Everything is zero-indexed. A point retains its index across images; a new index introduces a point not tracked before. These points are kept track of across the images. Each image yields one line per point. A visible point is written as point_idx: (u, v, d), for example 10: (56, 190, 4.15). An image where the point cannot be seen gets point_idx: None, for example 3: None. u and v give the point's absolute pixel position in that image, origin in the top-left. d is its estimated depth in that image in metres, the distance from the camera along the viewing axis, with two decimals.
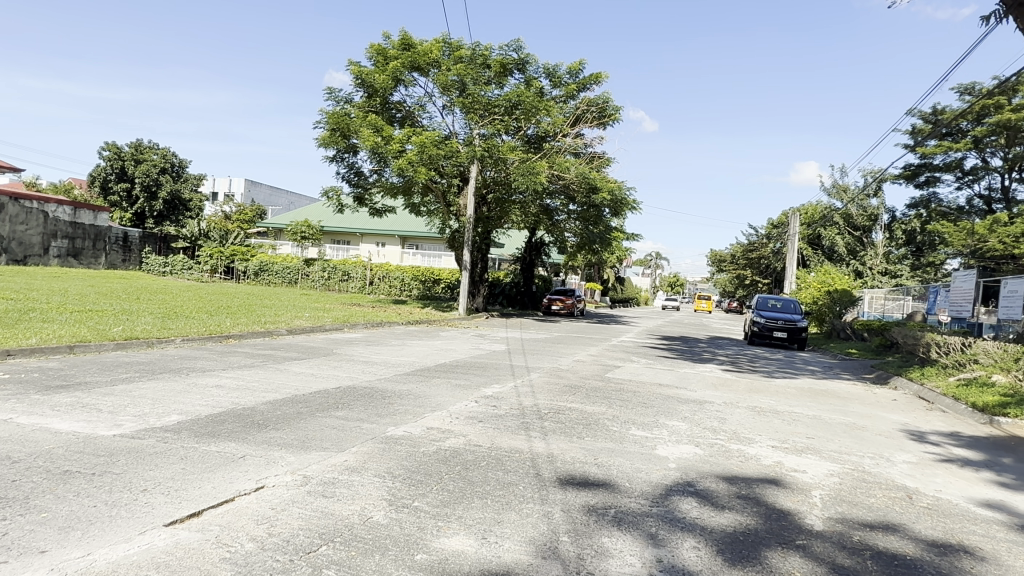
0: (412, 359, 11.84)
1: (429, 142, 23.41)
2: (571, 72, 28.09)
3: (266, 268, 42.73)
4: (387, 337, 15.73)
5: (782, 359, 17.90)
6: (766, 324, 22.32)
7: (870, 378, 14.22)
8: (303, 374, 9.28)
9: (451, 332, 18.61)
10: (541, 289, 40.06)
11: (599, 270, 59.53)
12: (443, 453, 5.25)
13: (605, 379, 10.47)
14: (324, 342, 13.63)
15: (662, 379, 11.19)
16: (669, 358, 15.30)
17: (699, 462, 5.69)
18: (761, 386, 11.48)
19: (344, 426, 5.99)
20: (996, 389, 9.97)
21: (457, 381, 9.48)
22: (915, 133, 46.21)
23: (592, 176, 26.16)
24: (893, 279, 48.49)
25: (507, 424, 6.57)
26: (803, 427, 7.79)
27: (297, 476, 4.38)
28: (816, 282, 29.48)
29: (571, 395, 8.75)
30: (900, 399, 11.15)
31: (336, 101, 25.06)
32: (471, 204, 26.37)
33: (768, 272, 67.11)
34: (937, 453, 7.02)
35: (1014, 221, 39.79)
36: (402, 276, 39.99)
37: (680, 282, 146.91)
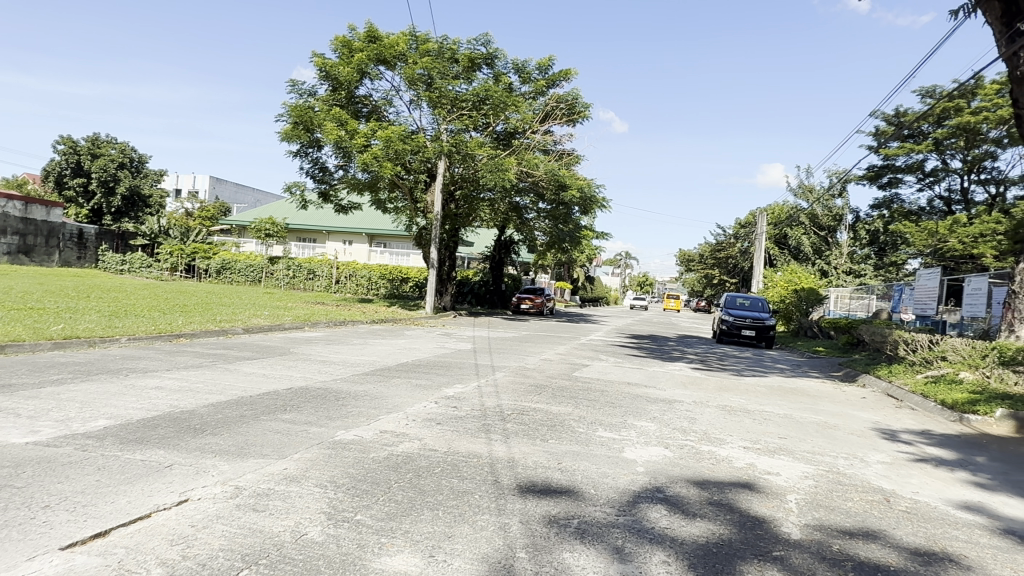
0: (372, 359, 11.38)
1: (395, 136, 22.87)
2: (540, 68, 27.77)
3: (228, 266, 41.67)
4: (349, 336, 15.21)
5: (751, 357, 17.83)
6: (734, 322, 22.27)
7: (838, 376, 14.16)
8: (254, 374, 8.77)
9: (416, 331, 18.14)
10: (510, 288, 39.71)
11: (569, 268, 59.47)
12: (395, 459, 4.85)
13: (571, 378, 10.15)
14: (281, 341, 13.08)
15: (629, 378, 10.92)
16: (637, 356, 15.05)
17: (668, 466, 5.38)
18: (731, 384, 11.26)
19: (289, 431, 5.54)
20: (964, 386, 9.88)
21: (417, 380, 9.07)
22: (878, 134, 46.93)
23: (561, 174, 25.89)
24: (857, 279, 49.24)
25: (467, 427, 6.19)
26: (775, 427, 7.56)
27: (227, 487, 3.95)
28: (783, 281, 29.67)
29: (535, 394, 8.39)
30: (869, 397, 11.04)
31: (300, 94, 24.39)
32: (438, 200, 25.91)
33: (736, 271, 67.71)
34: (911, 453, 6.82)
35: (973, 222, 40.65)
36: (369, 274, 39.30)
37: (649, 281, 148.02)
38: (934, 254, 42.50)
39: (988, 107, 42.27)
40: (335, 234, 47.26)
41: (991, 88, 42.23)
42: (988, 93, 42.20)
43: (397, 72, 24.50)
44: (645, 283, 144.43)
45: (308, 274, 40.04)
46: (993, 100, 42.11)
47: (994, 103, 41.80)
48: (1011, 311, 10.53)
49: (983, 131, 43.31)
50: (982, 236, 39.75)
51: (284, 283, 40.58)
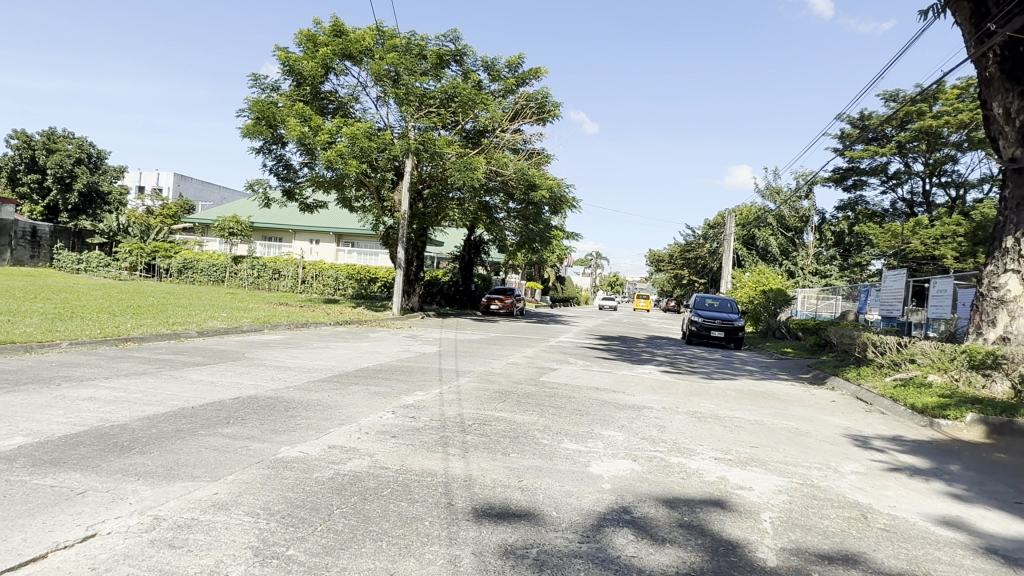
0: (331, 363, 10.90)
1: (360, 133, 22.28)
2: (509, 66, 27.44)
3: (190, 265, 40.55)
4: (310, 339, 14.66)
5: (720, 359, 17.73)
6: (704, 323, 22.20)
7: (807, 378, 14.07)
8: (201, 382, 8.26)
9: (381, 333, 17.65)
10: (480, 288, 39.29)
11: (540, 268, 59.26)
12: (340, 480, 4.44)
13: (537, 384, 9.82)
14: (237, 345, 12.52)
15: (597, 382, 10.63)
16: (606, 359, 14.79)
17: (636, 481, 5.07)
18: (701, 388, 11.04)
19: (227, 447, 5.10)
20: (934, 390, 9.79)
21: (376, 388, 8.64)
22: (843, 137, 47.57)
23: (531, 173, 25.57)
24: (823, 279, 49.90)
25: (424, 440, 5.81)
26: (746, 435, 7.32)
27: (144, 519, 3.51)
28: (751, 282, 29.77)
29: (499, 402, 8.03)
30: (839, 400, 10.92)
31: (262, 89, 23.65)
32: (405, 199, 25.41)
33: (705, 272, 68.17)
34: (884, 461, 6.63)
35: (935, 224, 41.42)
36: (336, 274, 38.56)
37: (619, 282, 148.78)
38: (897, 255, 43.23)
39: (949, 111, 43.12)
40: (301, 233, 46.35)
41: (951, 93, 43.10)
42: (949, 98, 43.06)
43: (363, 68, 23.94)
44: (616, 283, 145.02)
45: (273, 273, 39.20)
46: (954, 105, 42.98)
47: (955, 107, 42.67)
48: (977, 313, 10.39)
49: (944, 135, 44.19)
50: (943, 238, 40.54)
51: (248, 283, 39.63)
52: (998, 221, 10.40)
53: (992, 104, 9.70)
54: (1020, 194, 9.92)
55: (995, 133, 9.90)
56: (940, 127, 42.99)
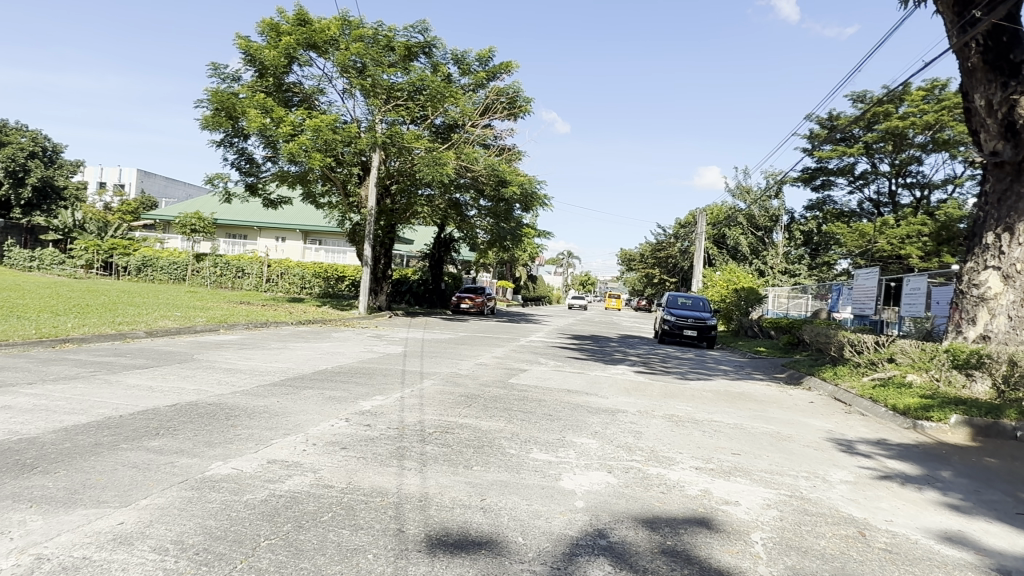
0: (286, 365, 10.23)
1: (324, 125, 21.47)
2: (480, 60, 26.88)
3: (149, 263, 39.21)
4: (268, 340, 13.91)
5: (694, 358, 17.39)
6: (676, 322, 21.91)
7: (782, 378, 13.78)
8: (137, 387, 7.55)
9: (345, 333, 16.95)
10: (450, 287, 38.63)
11: (511, 267, 58.76)
12: (274, 503, 3.86)
13: (506, 387, 9.29)
14: (187, 346, 11.75)
15: (569, 384, 10.13)
16: (578, 359, 14.31)
17: (612, 498, 4.57)
18: (676, 390, 10.62)
19: (149, 464, 4.47)
20: (915, 391, 9.50)
21: (332, 392, 8.02)
22: (811, 137, 47.93)
23: (501, 169, 25.04)
24: (792, 278, 50.26)
25: (378, 452, 5.24)
26: (726, 440, 6.90)
27: (24, 562, 2.90)
28: (722, 281, 29.68)
29: (464, 407, 7.47)
30: (817, 401, 10.60)
31: (222, 79, 22.71)
32: (371, 195, 24.68)
33: (676, 271, 68.36)
34: (873, 468, 6.24)
35: (901, 224, 41.95)
36: (303, 272, 37.55)
37: (591, 281, 149.06)
38: (864, 255, 43.66)
39: (915, 112, 43.72)
40: (267, 230, 45.18)
41: (917, 94, 43.70)
42: (915, 99, 43.66)
43: (328, 58, 23.17)
44: (587, 282, 145.21)
45: (236, 271, 38.08)
46: (919, 106, 43.59)
47: (920, 108, 43.29)
48: (957, 311, 10.12)
49: (910, 136, 44.78)
50: (909, 238, 41.05)
51: (210, 282, 38.43)
52: (977, 217, 10.16)
53: (974, 96, 9.44)
54: (1001, 189, 9.67)
55: (976, 126, 9.66)
56: (906, 127, 43.55)
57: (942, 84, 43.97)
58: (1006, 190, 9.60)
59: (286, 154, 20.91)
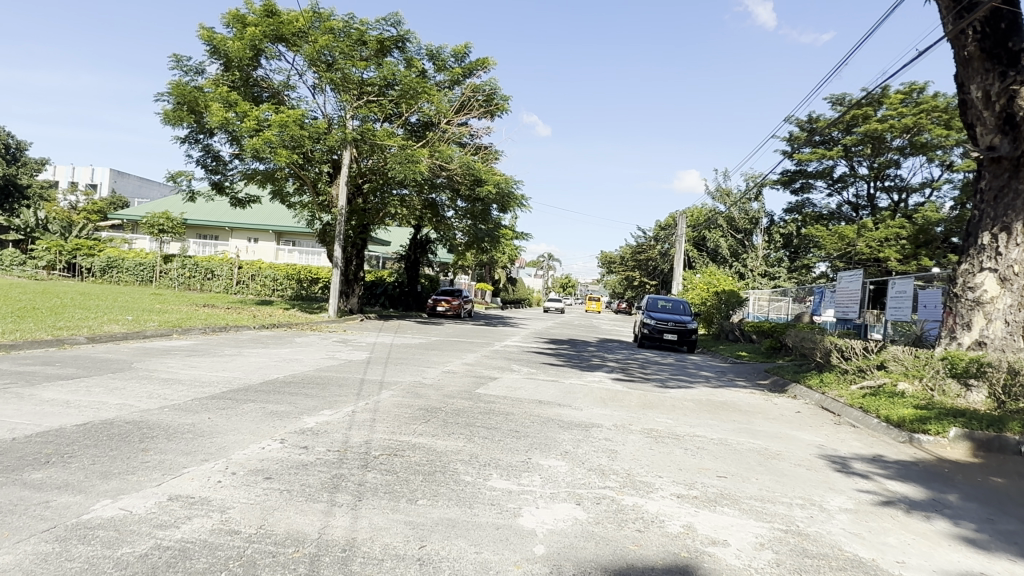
0: (234, 374, 9.39)
1: (291, 120, 20.50)
2: (455, 56, 26.15)
3: (114, 264, 37.93)
4: (222, 345, 13.03)
5: (675, 364, 16.78)
6: (656, 326, 21.36)
7: (765, 384, 13.20)
8: (50, 401, 6.69)
9: (309, 337, 16.06)
10: (427, 289, 37.77)
11: (490, 269, 58.03)
12: (154, 563, 3.08)
13: (473, 398, 8.54)
14: (130, 353, 10.86)
15: (541, 394, 9.40)
16: (553, 365, 13.59)
17: (577, 540, 3.85)
18: (656, 399, 9.93)
19: (16, 506, 3.66)
20: (908, 401, 8.91)
21: (275, 406, 7.21)
22: (791, 139, 47.80)
23: (477, 167, 24.29)
24: (771, 281, 50.12)
25: (310, 483, 4.47)
26: (711, 459, 6.22)
27: None
28: (703, 283, 29.20)
29: (420, 423, 6.71)
30: (803, 411, 10.02)
31: (184, 71, 21.70)
32: (342, 193, 23.80)
33: (655, 274, 68.07)
34: (873, 493, 5.59)
35: (879, 227, 41.96)
36: (275, 274, 36.49)
37: (572, 283, 148.72)
38: (843, 257, 43.58)
39: (893, 116, 43.75)
40: (238, 231, 44.02)
41: (895, 97, 43.78)
42: (893, 102, 43.70)
43: (297, 52, 22.29)
44: (568, 284, 144.63)
45: (205, 273, 36.93)
46: (898, 109, 43.63)
47: (898, 111, 43.33)
48: (950, 315, 9.56)
49: (888, 139, 44.82)
50: (887, 241, 41.09)
51: (178, 284, 37.23)
52: (972, 216, 9.62)
53: (970, 87, 8.89)
54: (998, 186, 9.13)
55: (971, 119, 9.11)
56: (885, 130, 43.57)
57: (920, 87, 44.06)
58: (1003, 187, 9.06)
59: (250, 149, 19.92)
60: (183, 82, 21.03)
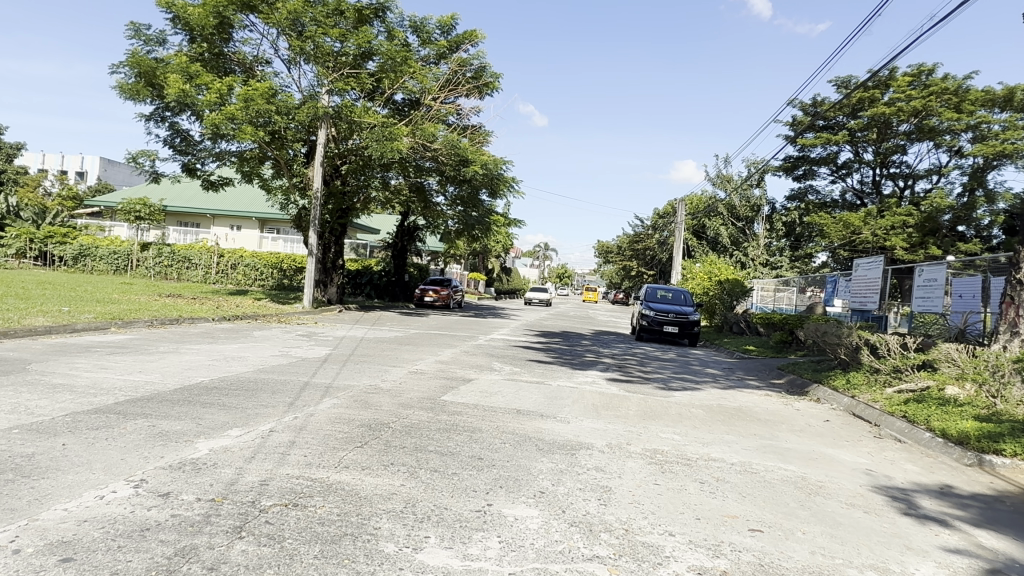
0: (149, 377, 7.74)
1: (258, 93, 18.64)
2: (441, 27, 24.40)
3: (88, 253, 36.15)
4: (161, 341, 11.35)
5: (678, 360, 15.22)
6: (655, 317, 19.82)
7: (781, 384, 11.68)
8: None
9: (269, 331, 14.40)
10: (415, 278, 36.04)
11: (484, 259, 56.35)
12: None
13: (435, 409, 6.91)
14: (40, 350, 9.18)
15: (520, 401, 7.78)
16: (540, 363, 11.98)
17: None
18: (658, 407, 8.32)
19: None
20: (967, 410, 7.41)
21: (172, 423, 5.57)
22: (793, 124, 46.12)
23: (462, 146, 22.57)
24: (773, 271, 48.35)
25: (128, 570, 2.85)
26: (739, 501, 4.62)
27: None
28: (703, 273, 27.54)
29: (355, 449, 5.11)
30: (834, 420, 8.49)
31: (143, 41, 19.90)
32: (318, 174, 22.14)
33: (653, 263, 66.41)
34: (967, 553, 4.02)
35: (886, 214, 40.54)
36: (256, 263, 34.82)
37: (568, 273, 146.91)
38: (847, 246, 42.22)
39: (901, 98, 42.09)
40: (220, 218, 42.24)
41: (903, 80, 42.16)
42: (902, 85, 42.06)
43: (266, 21, 20.55)
44: (564, 274, 143.07)
45: (183, 261, 35.24)
46: (906, 91, 42.01)
47: (906, 94, 41.70)
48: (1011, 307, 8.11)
49: (895, 124, 43.24)
50: (893, 228, 39.90)
51: (154, 273, 35.50)
52: None
53: None
54: None
55: None
56: (892, 115, 41.96)
57: (928, 69, 42.45)
58: None
59: (210, 126, 18.21)
60: (141, 53, 19.23)
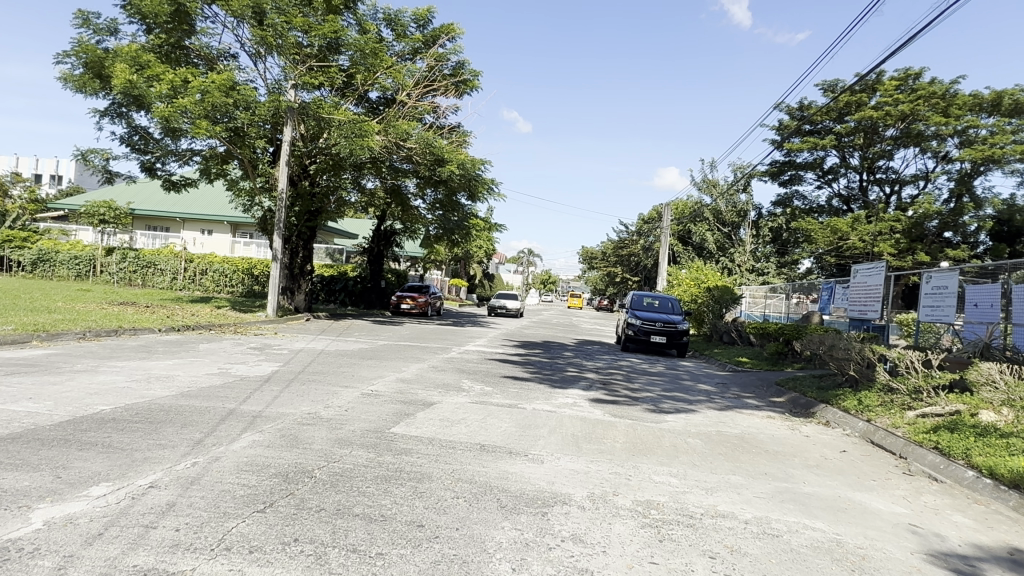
0: (35, 405, 6.39)
1: (216, 85, 17.23)
2: (417, 21, 23.22)
3: (48, 257, 34.36)
4: (82, 357, 9.93)
5: (667, 374, 14.04)
6: (642, 326, 18.68)
7: (782, 403, 10.53)
8: None
9: (217, 343, 13.01)
10: (392, 285, 34.63)
11: (465, 264, 55.03)
12: None
13: (378, 447, 5.62)
14: None
15: (486, 433, 6.51)
16: (516, 380, 10.70)
17: None
18: (650, 438, 7.08)
19: None
20: (1014, 444, 6.29)
21: (18, 478, 4.23)
22: (779, 128, 45.40)
23: (438, 144, 21.33)
24: (760, 278, 47.22)
25: None
26: None
27: None
28: (689, 279, 26.52)
29: (250, 517, 3.82)
30: (852, 450, 7.34)
31: (92, 30, 18.49)
32: (282, 175, 20.87)
33: (638, 269, 65.44)
34: None
35: (873, 219, 39.89)
36: (225, 268, 33.29)
37: (552, 280, 146.00)
38: (833, 253, 41.53)
39: (888, 103, 41.41)
40: (191, 221, 40.61)
41: (890, 83, 41.52)
42: (889, 89, 41.41)
43: (227, 9, 19.21)
44: (549, 280, 142.08)
45: (149, 266, 33.67)
46: (893, 96, 41.34)
47: (894, 98, 41.01)
48: None
49: (881, 129, 42.63)
50: (881, 235, 39.26)
51: (118, 279, 33.85)
52: None
53: None
54: None
55: None
56: (880, 119, 41.31)
57: (915, 73, 41.88)
58: None
59: (159, 118, 16.73)
60: (88, 41, 17.79)
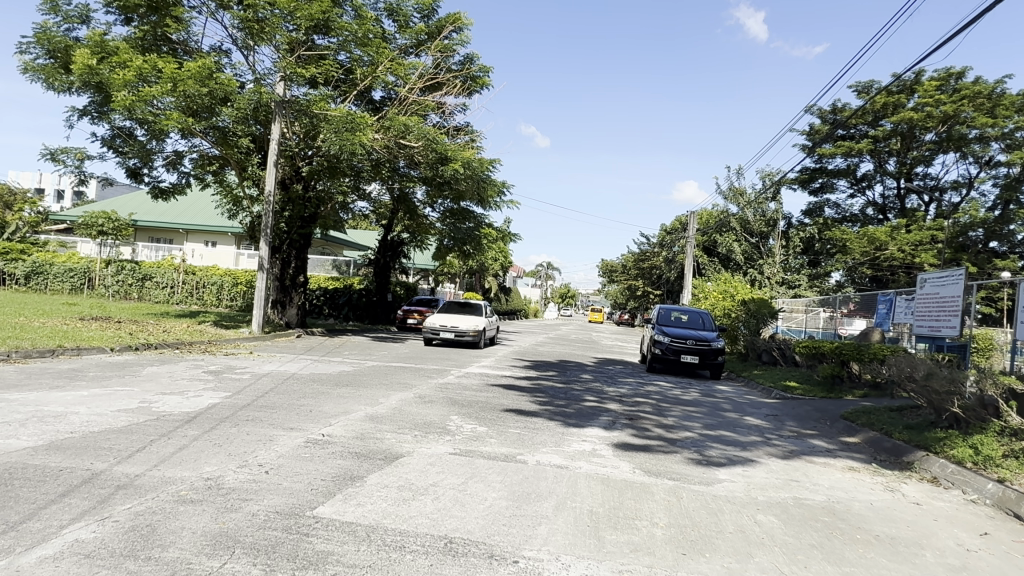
0: None
1: (189, 73, 15.34)
2: (420, 11, 21.41)
3: (42, 270, 32.81)
4: None
5: (704, 402, 11.78)
6: (670, 344, 16.41)
7: (859, 448, 8.21)
8: None
9: (170, 367, 10.93)
10: (399, 298, 32.74)
11: (480, 276, 53.07)
12: None
13: (272, 556, 3.45)
14: None
15: (460, 516, 4.33)
16: (518, 416, 8.49)
17: None
18: (704, 516, 4.84)
19: None
20: None
21: None
22: (810, 132, 43.02)
23: (441, 142, 19.33)
24: (791, 290, 44.59)
25: None
26: None
27: None
28: (716, 292, 24.27)
29: None
30: (996, 533, 5.06)
31: (63, 18, 16.80)
32: (270, 176, 18.96)
33: (660, 282, 62.91)
34: None
35: (914, 228, 37.19)
36: (222, 281, 31.58)
37: (571, 294, 143.50)
38: (871, 264, 38.76)
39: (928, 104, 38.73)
40: (194, 232, 39.07)
41: (930, 83, 38.94)
42: (928, 89, 38.80)
43: None
44: (567, 293, 139.65)
45: (145, 279, 32.00)
46: (934, 96, 38.65)
47: (935, 98, 38.33)
48: None
49: (919, 133, 40.00)
50: (921, 244, 36.55)
51: (113, 293, 32.31)
52: None
53: None
54: None
55: None
56: (920, 121, 38.54)
57: (958, 73, 39.28)
58: None
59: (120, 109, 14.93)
60: (54, 28, 16.13)
